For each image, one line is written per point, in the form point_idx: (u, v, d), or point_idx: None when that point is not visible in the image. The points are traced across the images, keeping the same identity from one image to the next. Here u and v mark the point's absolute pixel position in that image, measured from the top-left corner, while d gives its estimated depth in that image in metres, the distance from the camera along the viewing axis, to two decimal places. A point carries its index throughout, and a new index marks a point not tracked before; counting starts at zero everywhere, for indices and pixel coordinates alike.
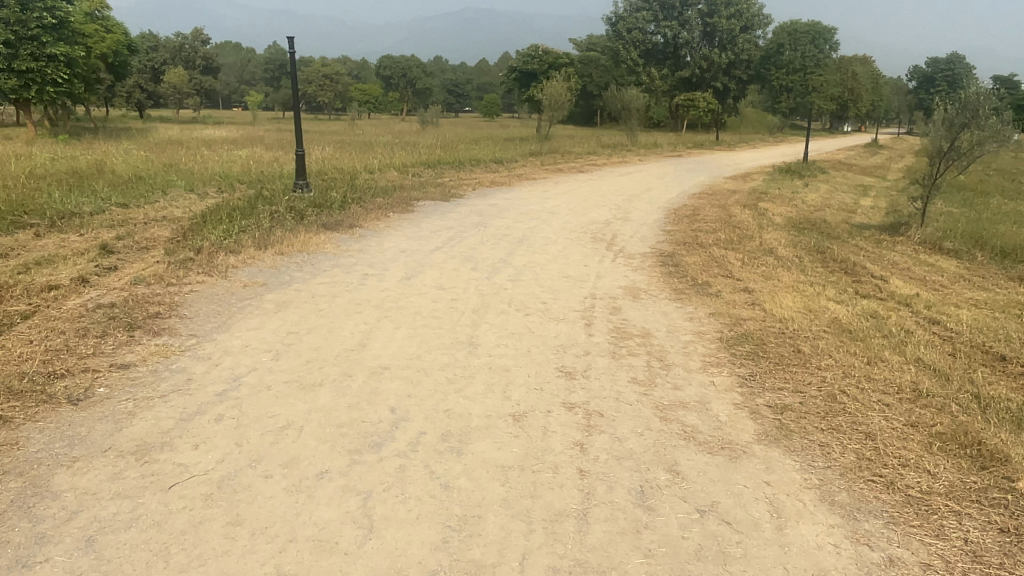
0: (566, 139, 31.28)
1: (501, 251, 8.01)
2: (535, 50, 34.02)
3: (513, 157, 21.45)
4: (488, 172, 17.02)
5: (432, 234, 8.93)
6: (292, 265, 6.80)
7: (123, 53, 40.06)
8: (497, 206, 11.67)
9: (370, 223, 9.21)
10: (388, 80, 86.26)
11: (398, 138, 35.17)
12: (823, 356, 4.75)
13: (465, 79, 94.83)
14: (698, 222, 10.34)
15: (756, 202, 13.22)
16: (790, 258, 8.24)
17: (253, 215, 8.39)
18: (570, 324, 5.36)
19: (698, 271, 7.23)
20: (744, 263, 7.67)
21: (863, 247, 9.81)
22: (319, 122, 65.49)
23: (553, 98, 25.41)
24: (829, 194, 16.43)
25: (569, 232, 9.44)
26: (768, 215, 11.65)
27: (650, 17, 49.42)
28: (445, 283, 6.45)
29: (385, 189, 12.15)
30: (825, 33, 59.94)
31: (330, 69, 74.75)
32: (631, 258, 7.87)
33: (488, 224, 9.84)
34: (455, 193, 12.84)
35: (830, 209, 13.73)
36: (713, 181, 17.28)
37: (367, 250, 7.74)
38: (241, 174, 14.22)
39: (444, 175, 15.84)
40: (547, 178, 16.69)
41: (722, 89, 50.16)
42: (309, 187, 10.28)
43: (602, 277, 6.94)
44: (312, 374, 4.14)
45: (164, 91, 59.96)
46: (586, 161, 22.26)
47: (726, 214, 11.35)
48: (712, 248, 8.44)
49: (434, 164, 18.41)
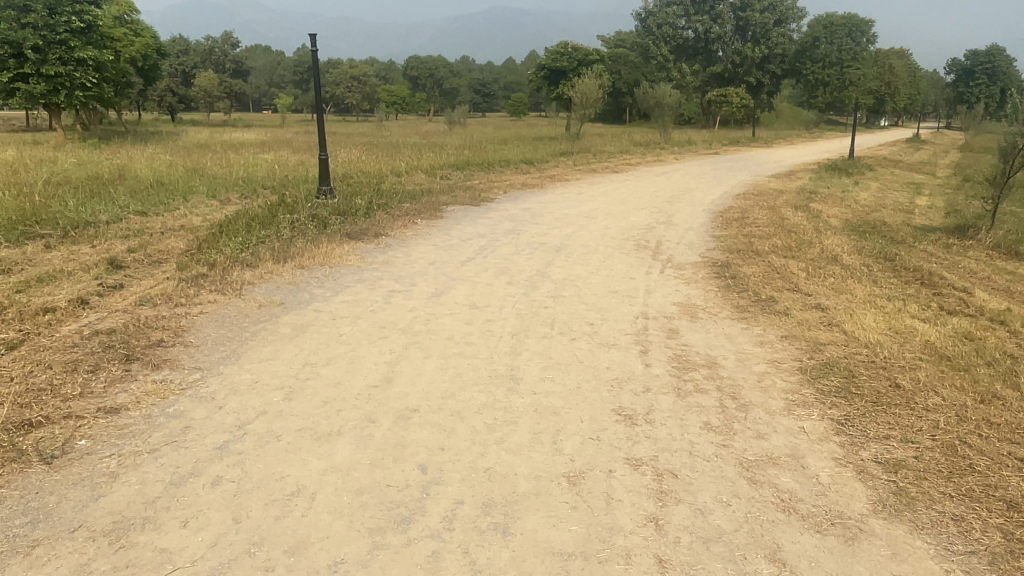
0: (597, 138, 30.56)
1: (538, 262, 7.37)
2: (564, 47, 33.27)
3: (544, 157, 20.79)
4: (519, 173, 16.38)
5: (463, 242, 8.32)
6: (312, 281, 6.23)
7: (153, 57, 40.15)
8: (531, 210, 11.05)
9: (397, 232, 8.63)
10: (415, 81, 86.02)
11: (426, 139, 34.63)
12: (928, 393, 4.03)
13: (493, 79, 94.34)
14: (748, 226, 9.60)
15: (806, 203, 12.41)
16: (858, 268, 7.46)
17: (273, 224, 7.86)
18: (623, 352, 4.68)
19: (759, 284, 6.51)
20: (808, 274, 6.93)
21: (932, 252, 8.97)
22: (348, 124, 65.44)
23: (585, 95, 24.70)
24: (880, 194, 15.50)
25: (610, 239, 8.76)
26: (822, 218, 10.84)
27: (681, 11, 48.36)
28: (478, 300, 5.82)
29: (412, 193, 11.58)
30: (862, 25, 58.17)
31: (358, 70, 74.72)
32: (682, 269, 7.18)
33: (522, 231, 9.20)
34: (486, 197, 12.23)
35: (885, 209, 12.86)
36: (755, 180, 16.44)
37: (394, 262, 7.15)
38: (265, 179, 13.75)
39: (474, 177, 15.24)
40: (580, 179, 16.01)
41: (756, 85, 48.96)
42: (333, 192, 9.74)
43: (652, 292, 6.26)
44: (328, 420, 3.52)
45: (194, 94, 60.27)
46: (620, 160, 21.50)
47: (777, 217, 10.59)
48: (769, 256, 7.70)
49: (462, 166, 17.84)
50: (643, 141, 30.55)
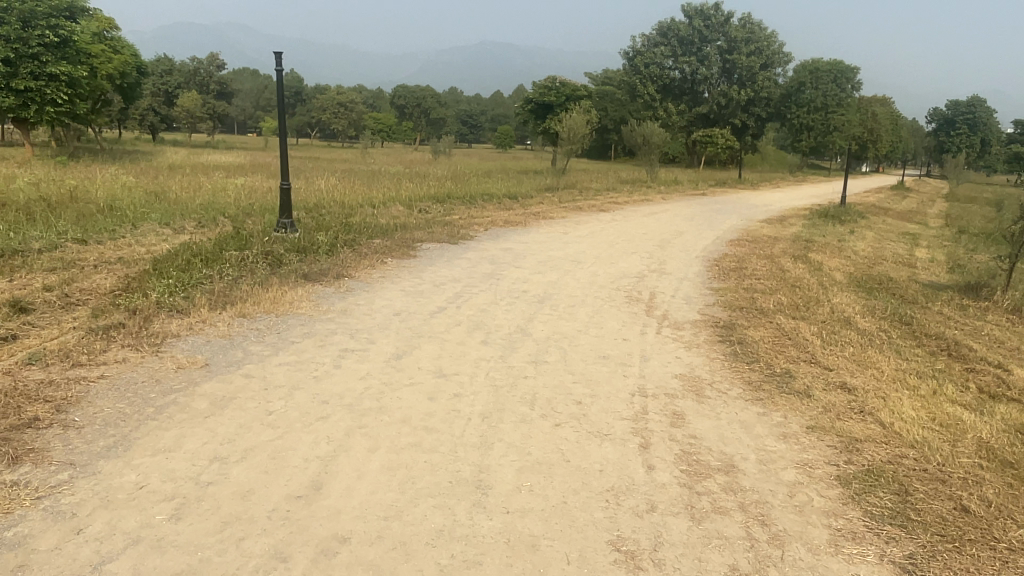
0: (583, 173, 29.99)
1: (519, 315, 6.50)
2: (553, 82, 32.78)
3: (528, 192, 20.04)
4: (501, 208, 15.60)
5: (435, 288, 7.42)
6: (251, 335, 5.29)
7: (133, 76, 39.24)
8: (513, 251, 10.20)
9: (363, 273, 7.72)
10: (401, 110, 85.53)
11: (409, 168, 33.91)
12: (1006, 522, 3.17)
13: (480, 111, 94.30)
14: (748, 278, 8.81)
15: (805, 253, 11.67)
16: (875, 334, 6.64)
17: (218, 262, 6.93)
18: (619, 445, 3.77)
19: (771, 352, 5.66)
20: (823, 341, 6.11)
21: (949, 314, 8.19)
22: (332, 150, 64.64)
23: (572, 130, 24.09)
24: (878, 244, 14.81)
25: (599, 288, 7.91)
26: (826, 271, 10.06)
27: (668, 52, 48.40)
28: (446, 365, 4.90)
29: (385, 228, 10.68)
30: (849, 71, 58.49)
31: (345, 97, 74.32)
32: (680, 329, 6.35)
33: (502, 275, 8.33)
34: (465, 234, 11.36)
35: (887, 262, 12.15)
36: (749, 225, 15.74)
37: (352, 310, 6.21)
38: (230, 207, 12.82)
39: (454, 212, 14.37)
40: (567, 218, 15.22)
41: (742, 126, 48.92)
42: (295, 225, 8.83)
43: (649, 358, 5.40)
44: (223, 560, 2.57)
45: (176, 114, 59.29)
46: (607, 198, 20.77)
47: (778, 268, 9.82)
48: (777, 317, 6.87)
49: (442, 199, 17.03)
50: (629, 178, 30.04)
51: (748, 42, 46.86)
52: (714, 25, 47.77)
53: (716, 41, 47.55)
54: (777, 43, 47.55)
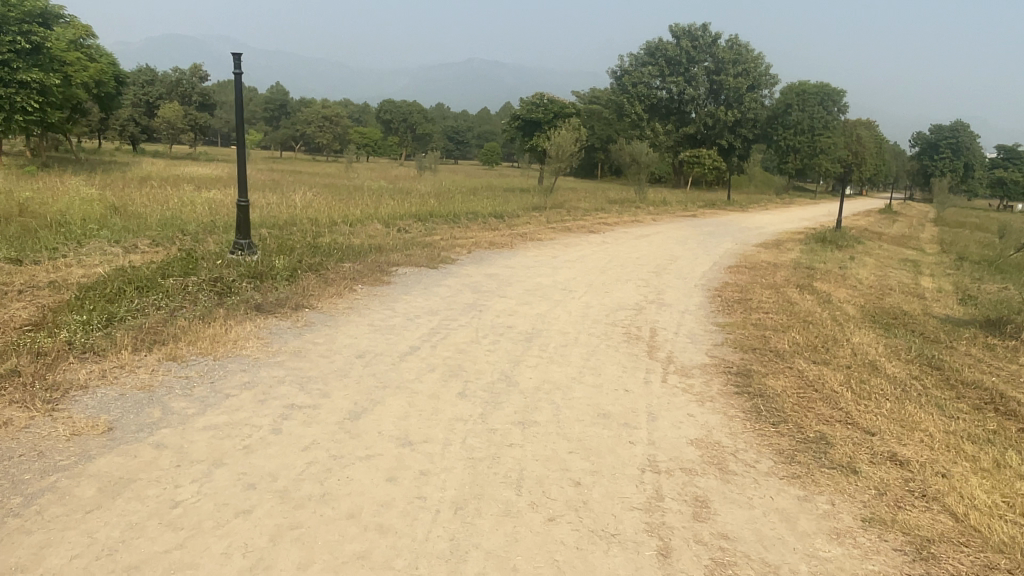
0: (570, 191, 29.30)
1: (503, 357, 5.61)
2: (540, 98, 32.16)
3: (514, 211, 19.23)
4: (485, 228, 14.76)
5: (407, 322, 6.52)
6: (178, 386, 4.37)
7: (110, 85, 38.19)
8: (496, 277, 9.35)
9: (325, 303, 6.81)
10: (388, 125, 84.84)
11: (392, 184, 33.06)
12: None
13: (467, 128, 94.08)
14: (756, 313, 8.01)
15: (810, 283, 10.90)
16: (910, 384, 5.81)
17: (155, 291, 6.02)
18: (631, 554, 2.89)
19: (799, 408, 4.81)
20: (854, 393, 5.28)
21: (979, 355, 7.40)
22: (316, 164, 63.65)
23: (559, 148, 23.35)
24: (881, 272, 14.10)
25: (592, 324, 7.05)
26: (837, 303, 9.28)
27: (655, 72, 48.02)
28: (412, 428, 4.00)
29: (358, 250, 9.80)
30: (835, 94, 58.48)
31: (330, 111, 73.56)
32: (688, 376, 5.49)
33: (484, 306, 7.46)
34: (445, 257, 10.50)
35: (895, 293, 11.43)
36: (745, 250, 14.99)
37: (308, 351, 5.30)
38: (194, 223, 11.91)
39: (436, 232, 13.52)
40: (555, 240, 14.43)
41: (728, 147, 48.58)
42: (253, 246, 7.92)
43: (658, 417, 4.53)
44: None
45: (158, 125, 57.92)
46: (596, 219, 20.01)
47: (784, 300, 9.02)
48: (796, 361, 6.04)
49: (424, 217, 16.19)
50: (617, 198, 29.40)
51: (735, 63, 46.61)
52: (701, 46, 47.71)
53: (703, 62, 47.26)
54: (763, 65, 47.40)
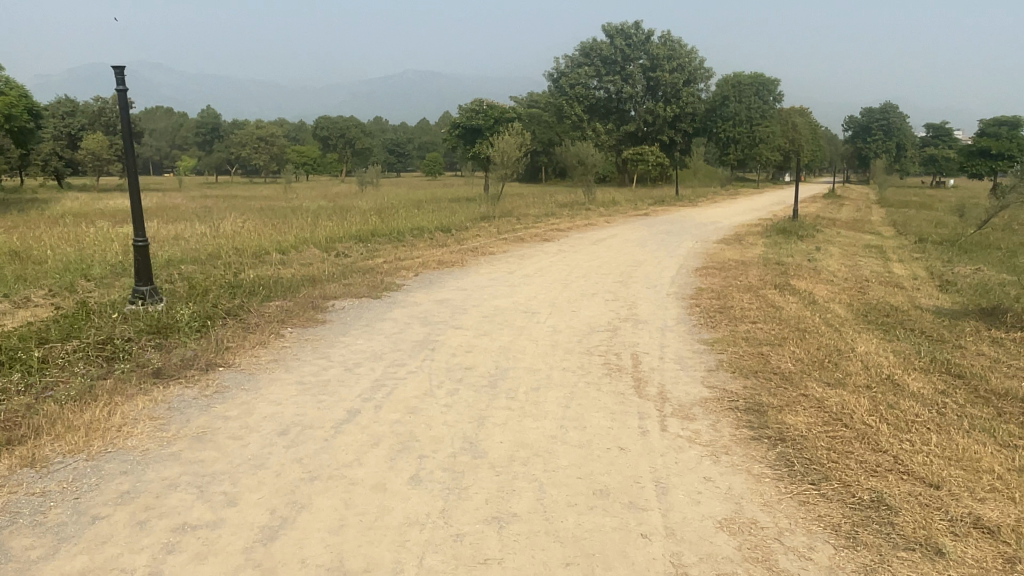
0: (517, 198, 28.39)
1: (465, 414, 4.56)
2: (479, 105, 31.19)
3: (461, 223, 18.16)
4: (431, 245, 13.67)
5: (345, 373, 5.41)
6: (25, 511, 3.22)
7: (22, 118, 35.69)
8: (448, 303, 8.30)
9: (243, 357, 5.68)
10: (325, 141, 82.89)
11: (332, 202, 31.63)
12: None
13: (407, 139, 92.85)
14: (744, 325, 7.13)
15: (787, 282, 10.12)
16: (944, 404, 4.95)
17: (19, 367, 4.85)
18: None
19: (839, 456, 3.88)
20: (890, 426, 4.39)
21: (995, 354, 6.62)
22: (253, 187, 61.45)
23: (504, 153, 22.39)
24: (850, 262, 13.47)
25: (564, 356, 6.05)
26: (824, 305, 8.47)
27: (592, 72, 47.56)
28: (349, 549, 2.91)
29: (289, 283, 8.63)
30: (769, 84, 59.07)
31: (265, 131, 71.35)
32: (691, 420, 4.53)
33: (436, 342, 6.39)
34: (389, 282, 9.40)
35: (874, 285, 10.72)
36: (708, 249, 14.23)
37: (215, 433, 4.18)
38: (101, 265, 10.56)
39: (379, 253, 12.39)
40: (508, 252, 13.43)
41: (670, 143, 48.46)
42: (156, 294, 6.74)
43: (669, 489, 3.54)
44: None
45: (81, 157, 54.90)
46: (548, 225, 19.10)
47: (769, 305, 8.17)
48: (809, 385, 5.13)
49: (365, 236, 15.04)
50: (565, 201, 28.62)
51: (670, 59, 46.45)
52: (635, 44, 47.48)
53: (638, 60, 46.98)
54: (697, 59, 47.40)
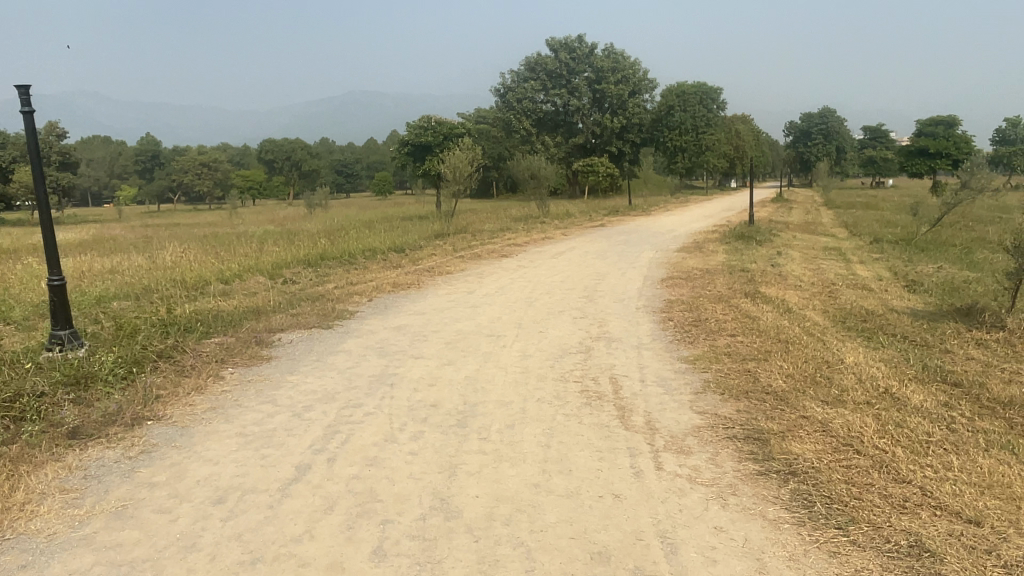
0: (470, 213, 27.89)
1: (432, 463, 3.99)
2: (427, 121, 30.63)
3: (415, 242, 17.53)
4: (385, 267, 13.02)
5: (293, 421, 4.79)
6: None
7: None
8: (406, 329, 7.72)
9: (176, 410, 5.04)
10: (271, 165, 81.24)
11: (280, 226, 30.65)
12: None
13: (355, 159, 91.68)
14: (724, 339, 6.71)
15: (757, 289, 9.78)
16: (952, 418, 4.59)
17: None
18: None
19: (863, 492, 3.44)
20: (905, 449, 3.98)
21: (986, 357, 6.33)
22: (198, 214, 59.65)
23: (456, 169, 21.86)
24: (813, 265, 13.29)
25: (537, 384, 5.52)
26: (799, 312, 8.14)
27: (538, 86, 47.47)
28: None
29: (231, 316, 7.94)
30: (712, 92, 59.93)
31: (207, 157, 69.53)
32: (688, 454, 4.03)
33: (395, 377, 5.79)
34: (341, 309, 8.77)
35: (843, 288, 10.46)
36: (670, 258, 13.91)
37: (138, 507, 3.54)
38: (23, 306, 9.67)
39: (329, 278, 11.72)
40: (465, 270, 12.88)
41: (619, 153, 48.61)
42: (76, 339, 6.03)
43: (678, 546, 3.03)
44: None
45: (13, 191, 52.52)
46: (504, 240, 18.62)
47: (744, 315, 7.79)
48: (808, 407, 4.70)
49: (315, 261, 14.32)
50: (520, 215, 28.20)
51: (614, 71, 46.64)
52: (579, 57, 47.61)
53: (583, 73, 47.08)
54: (641, 70, 47.72)
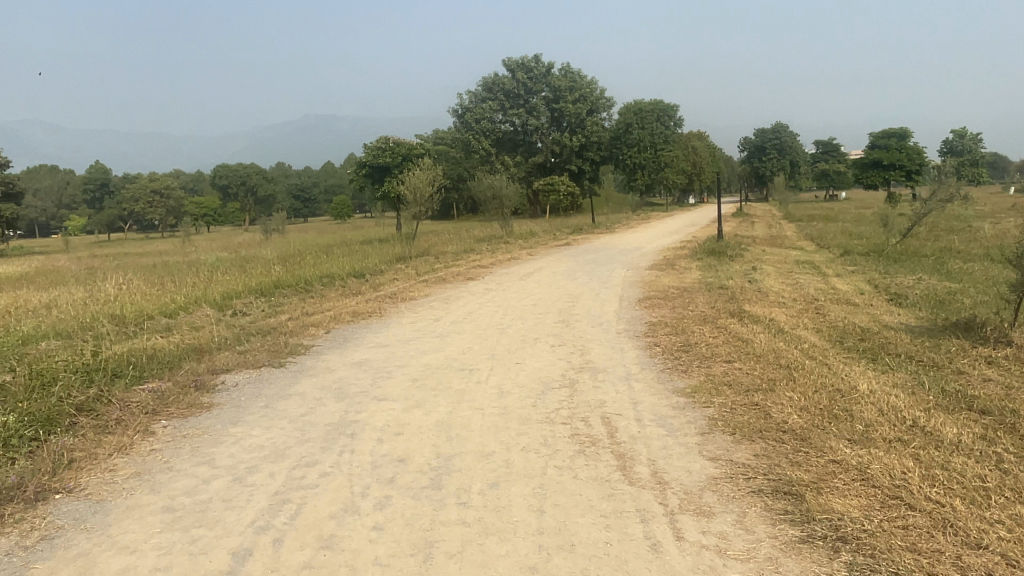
0: (432, 235, 27.15)
1: (403, 541, 3.26)
2: (385, 143, 29.89)
3: (375, 266, 16.75)
4: (343, 294, 12.21)
5: (232, 487, 4.00)
6: None
7: None
8: (368, 365, 6.95)
9: (92, 479, 4.22)
10: (225, 191, 79.47)
11: (234, 253, 29.52)
12: None
13: (312, 183, 90.38)
14: (721, 368, 6.08)
15: (741, 307, 9.24)
16: (1000, 455, 4.02)
17: None
18: None
19: (936, 564, 2.82)
20: (963, 500, 3.38)
21: (1004, 379, 5.81)
22: (150, 242, 57.85)
23: (415, 190, 21.15)
24: (790, 280, 12.84)
25: (520, 429, 4.81)
26: (791, 332, 7.58)
27: (496, 106, 47.16)
28: None
29: (169, 357, 7.09)
30: (668, 110, 60.31)
31: (159, 184, 67.71)
32: (710, 517, 3.37)
33: (356, 425, 5.03)
34: (294, 343, 7.95)
35: (828, 304, 9.99)
36: (643, 277, 13.35)
37: None
38: None
39: (284, 308, 10.89)
40: (429, 295, 12.13)
41: (578, 172, 48.46)
42: None
43: None
44: None
45: None
46: (468, 262, 17.90)
47: (735, 338, 7.20)
48: (836, 449, 4.09)
49: (268, 289, 13.45)
50: (483, 236, 27.55)
51: (572, 90, 46.56)
52: (537, 77, 47.43)
53: (541, 92, 46.90)
54: (598, 89, 47.77)
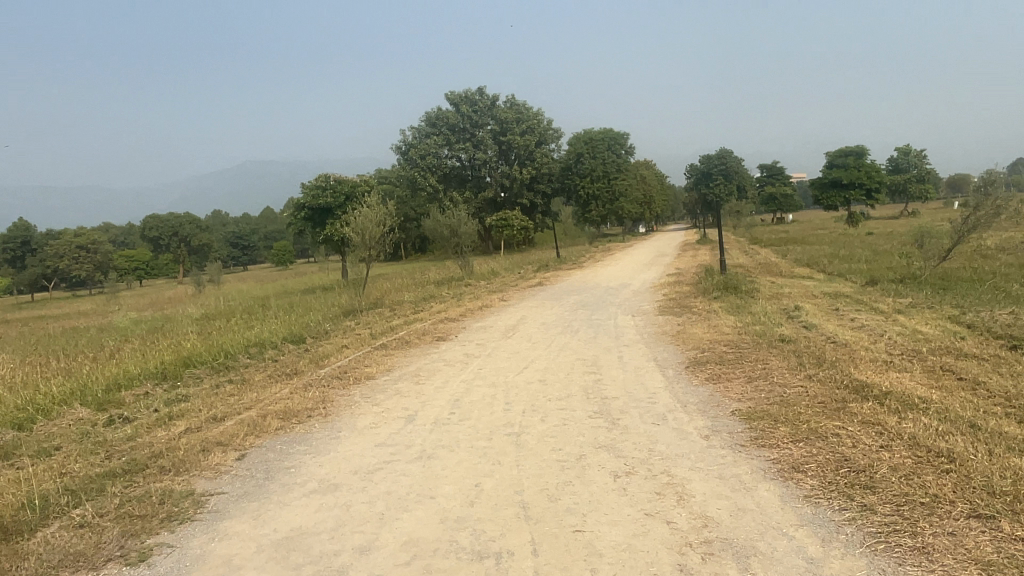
0: (383, 281, 24.06)
1: None
2: (325, 181, 26.70)
3: (319, 326, 13.57)
4: (273, 376, 8.99)
5: None
6: None
7: None
8: (301, 554, 3.76)
9: None
10: (157, 243, 74.69)
11: (158, 313, 25.81)
12: None
13: (251, 231, 86.27)
14: (1000, 545, 3.14)
15: (852, 376, 6.39)
16: None
17: None
18: None
19: None
20: None
21: None
22: (78, 301, 53.19)
23: (361, 231, 18.06)
24: (854, 322, 10.12)
25: None
26: (994, 428, 4.72)
27: (441, 141, 44.40)
28: None
29: None
30: (618, 138, 58.46)
31: (86, 238, 63.12)
32: None
33: None
34: (181, 495, 4.72)
35: (954, 362, 7.20)
36: (665, 327, 10.47)
37: None
38: None
39: (187, 407, 7.62)
40: (392, 370, 8.98)
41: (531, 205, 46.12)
42: None
43: None
44: None
45: None
46: (432, 313, 14.81)
47: (926, 450, 4.31)
48: None
49: (171, 371, 10.06)
50: (441, 279, 24.51)
51: (519, 121, 44.34)
52: (481, 110, 44.90)
53: (487, 125, 44.45)
54: (545, 120, 45.68)
